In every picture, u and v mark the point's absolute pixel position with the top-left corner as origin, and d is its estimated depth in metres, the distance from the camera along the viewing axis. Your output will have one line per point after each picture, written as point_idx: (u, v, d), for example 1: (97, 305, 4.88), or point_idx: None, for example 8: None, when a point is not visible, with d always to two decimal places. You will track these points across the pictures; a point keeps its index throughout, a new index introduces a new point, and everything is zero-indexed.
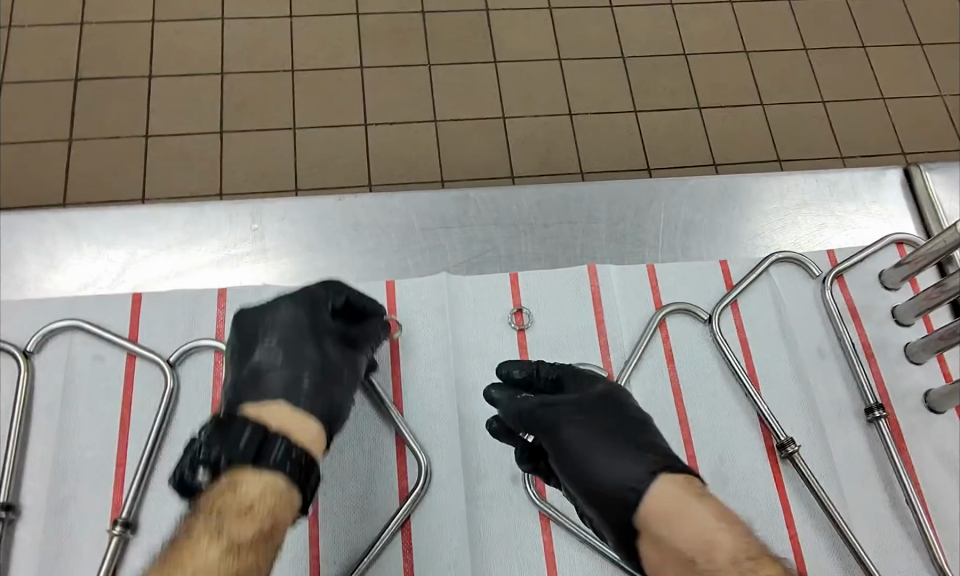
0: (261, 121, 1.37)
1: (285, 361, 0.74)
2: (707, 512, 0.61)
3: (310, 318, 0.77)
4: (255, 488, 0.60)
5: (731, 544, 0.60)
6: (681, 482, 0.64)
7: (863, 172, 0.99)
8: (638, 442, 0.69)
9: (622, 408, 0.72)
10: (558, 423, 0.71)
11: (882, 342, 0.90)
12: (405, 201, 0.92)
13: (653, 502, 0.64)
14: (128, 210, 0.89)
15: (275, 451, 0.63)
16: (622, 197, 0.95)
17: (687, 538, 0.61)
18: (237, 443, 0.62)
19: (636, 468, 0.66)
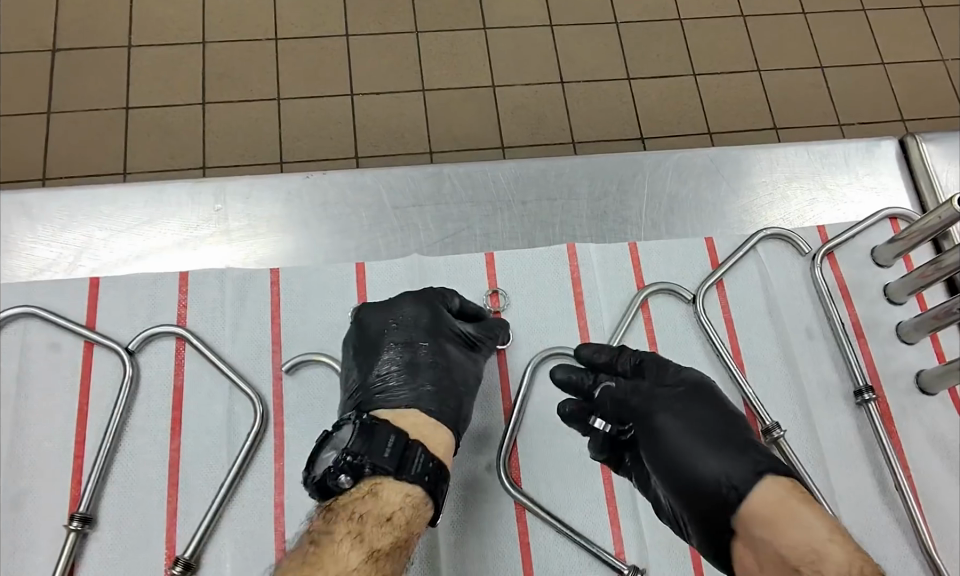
0: (239, 92, 1.32)
1: (441, 356, 0.75)
2: (819, 521, 0.59)
3: (433, 322, 0.77)
4: (396, 498, 0.64)
5: (843, 558, 0.58)
6: (785, 484, 0.62)
7: (855, 144, 0.95)
8: (735, 438, 0.66)
9: (720, 401, 0.70)
10: (658, 414, 0.69)
11: (873, 322, 0.86)
12: (376, 177, 0.88)
13: (757, 503, 0.61)
14: (87, 190, 0.85)
15: (417, 460, 0.66)
16: (603, 171, 0.91)
17: (792, 545, 0.59)
18: (384, 449, 0.65)
19: (740, 466, 0.64)
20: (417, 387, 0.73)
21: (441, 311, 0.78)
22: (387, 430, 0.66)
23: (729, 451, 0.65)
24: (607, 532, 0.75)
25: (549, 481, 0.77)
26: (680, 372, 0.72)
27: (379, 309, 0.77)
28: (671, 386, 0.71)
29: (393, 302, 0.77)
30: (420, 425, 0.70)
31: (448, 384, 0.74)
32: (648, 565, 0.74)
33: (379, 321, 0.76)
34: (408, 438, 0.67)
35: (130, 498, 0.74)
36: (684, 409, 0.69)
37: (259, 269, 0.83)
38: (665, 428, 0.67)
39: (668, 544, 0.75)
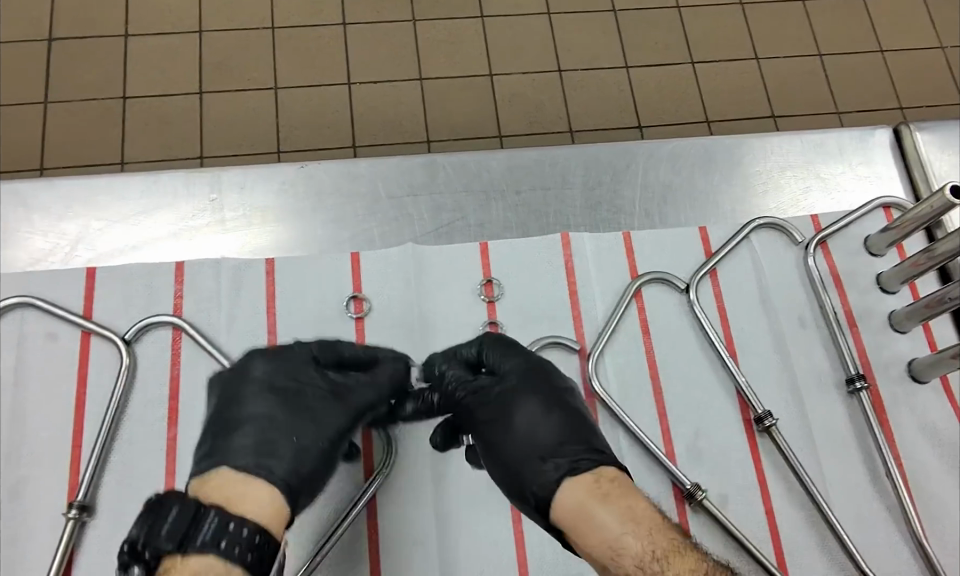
0: (235, 82, 1.32)
1: (302, 413, 0.71)
2: (610, 516, 0.61)
3: (295, 380, 0.73)
4: (243, 520, 0.60)
5: (636, 549, 0.60)
6: (585, 484, 0.65)
7: (850, 133, 0.95)
8: (571, 435, 0.70)
9: (519, 398, 0.73)
10: (477, 424, 0.72)
11: (866, 311, 0.87)
12: (371, 166, 0.88)
13: (564, 507, 0.65)
14: (83, 180, 0.86)
15: (206, 526, 0.58)
16: (597, 160, 0.91)
17: (597, 545, 0.61)
18: (162, 526, 0.57)
19: (574, 459, 0.67)
20: (265, 442, 0.67)
21: (301, 369, 0.74)
22: (165, 500, 0.58)
23: (553, 453, 0.68)
24: None
25: None
26: (509, 368, 0.75)
27: (241, 368, 0.74)
28: (495, 391, 0.73)
29: (249, 360, 0.74)
30: (225, 493, 0.63)
31: (301, 441, 0.69)
32: None
33: (243, 376, 0.73)
34: (194, 509, 0.58)
35: (128, 486, 0.74)
36: (511, 414, 0.72)
37: (254, 259, 0.83)
38: (517, 435, 0.71)
39: None
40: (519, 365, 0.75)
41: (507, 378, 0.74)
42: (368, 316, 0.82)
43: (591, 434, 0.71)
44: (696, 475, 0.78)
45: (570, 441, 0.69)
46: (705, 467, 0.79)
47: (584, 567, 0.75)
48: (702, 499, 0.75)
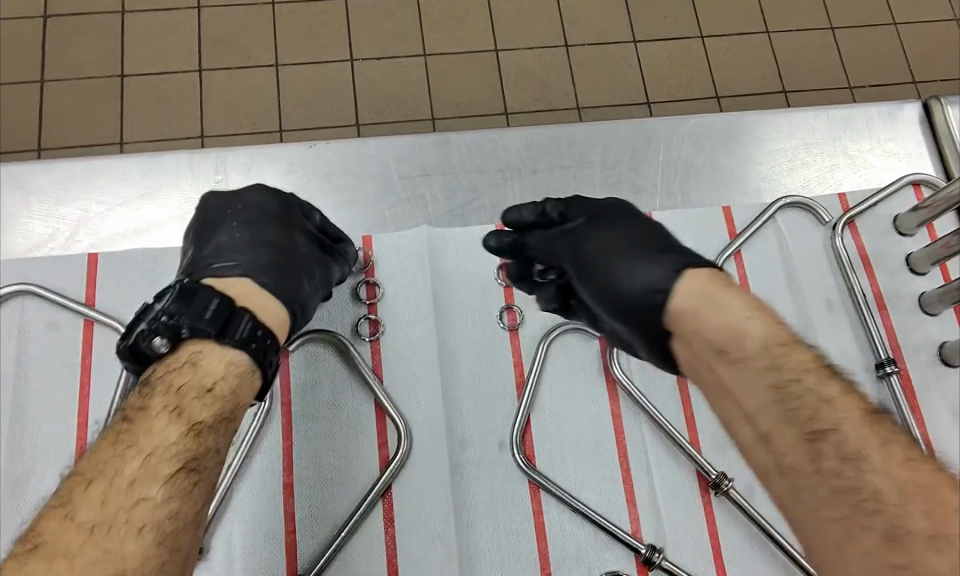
0: (237, 58, 1.28)
1: (285, 238, 0.71)
2: (737, 302, 0.60)
3: (282, 210, 0.73)
4: (217, 366, 0.59)
5: (763, 332, 0.59)
6: (706, 278, 0.63)
7: (878, 108, 0.91)
8: (657, 248, 0.67)
9: (613, 219, 0.71)
10: (582, 240, 0.70)
11: (895, 293, 0.84)
12: (381, 146, 0.85)
13: (681, 299, 0.63)
14: (82, 162, 0.82)
15: (242, 327, 0.61)
16: (616, 138, 0.87)
17: (724, 326, 0.59)
18: (204, 311, 0.60)
19: (663, 269, 0.65)
20: (247, 259, 0.68)
21: (294, 206, 0.75)
22: (210, 290, 0.61)
23: (650, 264, 0.66)
24: (623, 511, 0.74)
25: (564, 459, 0.75)
26: (595, 205, 0.73)
27: (222, 199, 0.73)
28: (579, 224, 0.72)
29: (242, 192, 0.74)
30: (248, 294, 0.65)
31: (283, 264, 0.69)
32: (665, 544, 0.73)
33: (230, 202, 0.73)
34: (231, 304, 0.61)
35: None
36: (603, 233, 0.70)
37: None
38: (591, 255, 0.69)
39: (684, 522, 0.74)
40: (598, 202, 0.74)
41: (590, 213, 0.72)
42: (381, 301, 0.80)
43: (670, 242, 0.68)
44: (720, 463, 0.76)
45: (667, 252, 0.67)
46: (730, 455, 0.77)
47: (607, 559, 0.73)
48: (728, 489, 0.72)
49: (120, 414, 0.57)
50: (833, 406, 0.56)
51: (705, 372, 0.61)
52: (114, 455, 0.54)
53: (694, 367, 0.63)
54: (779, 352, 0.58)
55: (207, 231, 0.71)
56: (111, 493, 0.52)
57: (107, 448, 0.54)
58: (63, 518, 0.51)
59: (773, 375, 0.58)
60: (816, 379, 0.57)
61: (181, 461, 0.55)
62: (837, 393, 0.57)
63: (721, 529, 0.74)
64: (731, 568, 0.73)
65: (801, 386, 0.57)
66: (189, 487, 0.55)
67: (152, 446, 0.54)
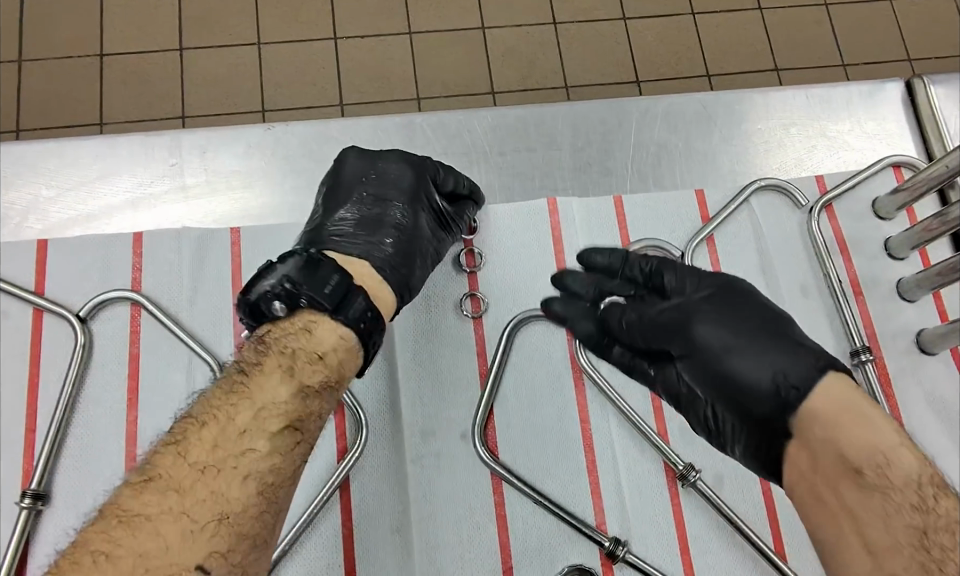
0: (215, 37, 1.24)
1: (415, 218, 0.72)
2: (888, 426, 0.55)
3: (415, 184, 0.73)
4: (329, 340, 0.59)
5: (915, 467, 0.54)
6: (853, 386, 0.57)
7: (859, 87, 0.88)
8: (788, 338, 0.60)
9: (734, 300, 0.63)
10: (689, 321, 0.62)
11: (872, 279, 0.81)
12: (344, 129, 0.82)
13: (818, 401, 0.56)
14: (32, 144, 0.79)
15: (356, 304, 0.61)
16: (587, 119, 0.84)
17: (862, 447, 0.54)
18: (324, 286, 0.60)
19: (798, 364, 0.58)
20: (371, 239, 0.69)
21: (425, 179, 0.74)
22: (332, 266, 0.61)
23: (787, 359, 0.58)
24: (588, 504, 0.72)
25: (527, 450, 0.73)
26: (700, 284, 0.65)
27: (367, 163, 0.74)
28: (693, 302, 0.64)
29: (381, 156, 0.74)
30: (364, 276, 0.66)
31: (411, 243, 0.71)
32: (631, 537, 0.71)
33: (365, 168, 0.74)
34: (351, 281, 0.62)
35: (85, 471, 0.70)
36: (719, 313, 0.62)
37: (218, 228, 0.78)
38: (705, 335, 0.61)
39: (650, 515, 0.72)
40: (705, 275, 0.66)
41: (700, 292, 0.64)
42: None
43: (791, 329, 0.61)
44: (688, 454, 0.75)
45: (809, 344, 0.60)
46: (698, 446, 0.75)
47: (570, 552, 0.71)
48: (695, 480, 0.71)
49: (232, 369, 0.57)
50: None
51: (824, 490, 0.56)
52: (228, 403, 0.55)
53: (809, 482, 0.57)
54: (926, 494, 0.53)
55: (336, 196, 0.72)
56: (222, 438, 0.53)
57: (221, 397, 0.55)
58: (176, 457, 0.52)
59: (919, 516, 0.53)
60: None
61: (291, 418, 0.55)
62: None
63: (688, 522, 0.72)
64: (697, 561, 0.71)
65: (950, 537, 0.52)
66: (293, 444, 0.55)
67: (265, 401, 0.55)
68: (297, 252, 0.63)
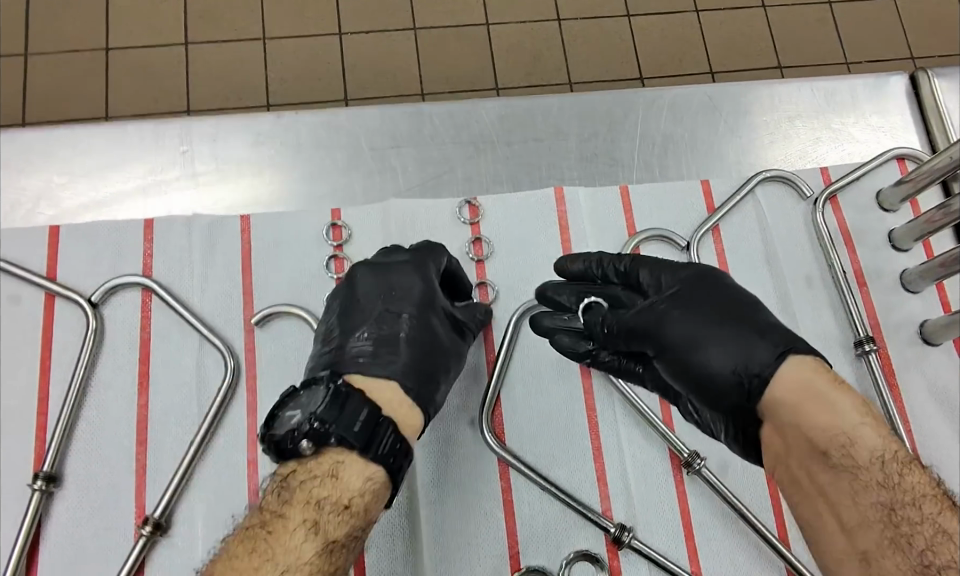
0: (222, 31, 1.25)
1: (424, 341, 0.68)
2: (851, 406, 0.57)
3: (425, 290, 0.70)
4: (356, 483, 0.57)
5: (877, 442, 0.57)
6: (812, 366, 0.58)
7: (864, 79, 0.89)
8: (749, 322, 0.62)
9: (713, 296, 0.64)
10: (654, 322, 0.64)
11: (876, 270, 0.82)
12: (353, 118, 0.83)
13: (781, 386, 0.58)
14: (44, 131, 0.80)
15: (385, 441, 0.58)
16: (594, 110, 0.85)
17: (828, 430, 0.57)
18: (353, 423, 0.58)
19: (760, 353, 0.59)
20: (391, 355, 0.65)
21: (434, 282, 0.71)
22: (360, 402, 0.59)
23: (749, 347, 0.60)
24: (593, 490, 0.73)
25: (533, 437, 0.74)
26: (674, 277, 0.67)
27: (377, 276, 0.70)
28: (665, 297, 0.65)
29: (391, 267, 0.71)
30: (390, 401, 0.63)
31: (423, 353, 0.67)
32: (636, 523, 0.72)
33: (379, 287, 0.70)
34: (379, 414, 0.59)
35: (96, 455, 0.71)
36: (687, 311, 0.63)
37: (228, 216, 0.79)
38: (674, 337, 0.63)
39: (655, 501, 0.73)
40: (682, 271, 0.67)
41: (675, 285, 0.66)
42: None
43: (759, 316, 0.62)
44: (693, 442, 0.75)
45: (787, 336, 0.60)
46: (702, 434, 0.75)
47: (575, 538, 0.71)
48: (700, 467, 0.71)
49: (260, 515, 0.57)
50: (951, 538, 0.55)
51: (797, 470, 0.59)
52: (251, 566, 0.54)
53: (783, 460, 0.60)
54: (894, 472, 0.57)
55: (350, 317, 0.68)
56: None
57: (242, 559, 0.54)
58: None
59: (888, 494, 0.56)
60: (933, 508, 0.56)
61: None
62: (957, 526, 0.55)
63: (692, 509, 0.73)
64: (702, 548, 0.72)
65: (918, 512, 0.56)
66: None
67: (288, 562, 0.54)
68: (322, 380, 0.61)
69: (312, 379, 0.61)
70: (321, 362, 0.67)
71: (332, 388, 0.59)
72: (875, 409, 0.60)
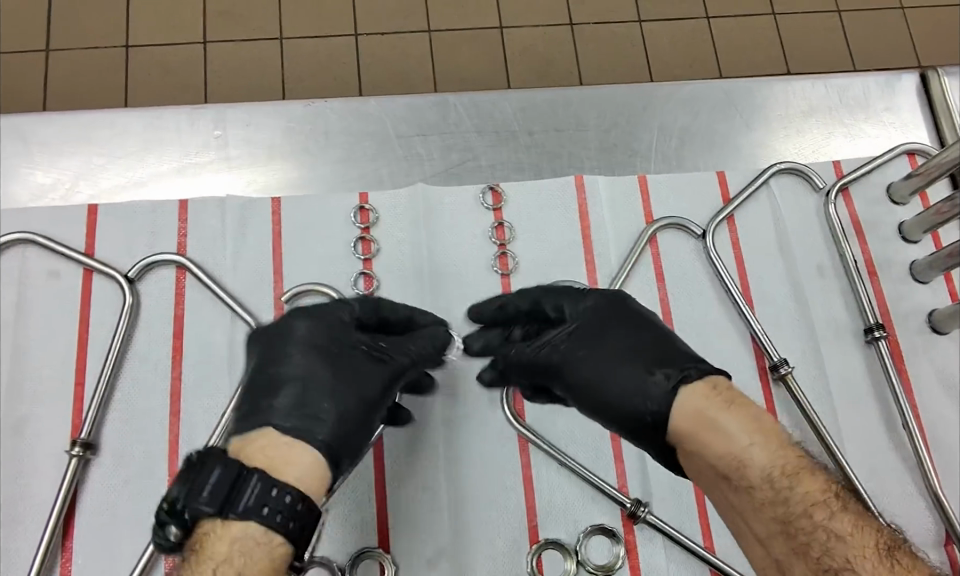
0: (243, 28, 1.27)
1: (343, 385, 0.64)
2: (739, 426, 0.58)
3: (327, 337, 0.66)
4: (222, 550, 0.53)
5: (765, 460, 0.57)
6: (703, 391, 0.60)
7: (876, 77, 0.91)
8: (645, 358, 0.63)
9: (618, 322, 0.66)
10: (554, 363, 0.66)
11: (887, 260, 0.85)
12: (380, 106, 0.86)
13: (680, 420, 0.60)
14: (83, 115, 0.83)
15: (248, 494, 0.54)
16: (613, 103, 0.88)
17: (723, 454, 0.58)
18: (201, 491, 0.53)
19: (652, 388, 0.61)
20: (310, 409, 0.61)
21: (345, 325, 0.68)
22: (210, 463, 0.54)
23: (645, 370, 0.62)
24: (610, 467, 0.75)
25: (553, 414, 0.77)
26: (575, 309, 0.69)
27: (272, 336, 0.66)
28: (563, 333, 0.67)
29: (285, 322, 0.67)
30: (269, 451, 0.58)
31: (342, 400, 0.63)
32: (651, 499, 0.74)
33: (285, 314, 0.67)
34: (235, 467, 0.54)
35: (131, 425, 0.73)
36: (590, 352, 0.65)
37: (260, 198, 0.81)
38: (578, 378, 0.65)
39: (670, 479, 0.75)
40: (589, 299, 0.69)
41: (583, 313, 0.68)
42: (376, 258, 0.80)
43: (654, 347, 0.64)
44: None
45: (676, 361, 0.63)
46: None
47: (593, 513, 0.74)
48: None
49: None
50: (844, 543, 0.55)
51: (714, 490, 0.61)
52: None
53: (705, 483, 0.61)
54: (784, 486, 0.57)
55: (263, 346, 0.66)
56: None
57: None
58: None
59: (781, 508, 0.57)
60: (827, 514, 0.56)
61: None
62: (851, 529, 0.55)
63: None
64: (715, 524, 0.74)
65: (810, 521, 0.56)
66: None
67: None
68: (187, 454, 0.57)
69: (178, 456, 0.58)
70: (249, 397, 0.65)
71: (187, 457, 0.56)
72: (769, 423, 0.59)
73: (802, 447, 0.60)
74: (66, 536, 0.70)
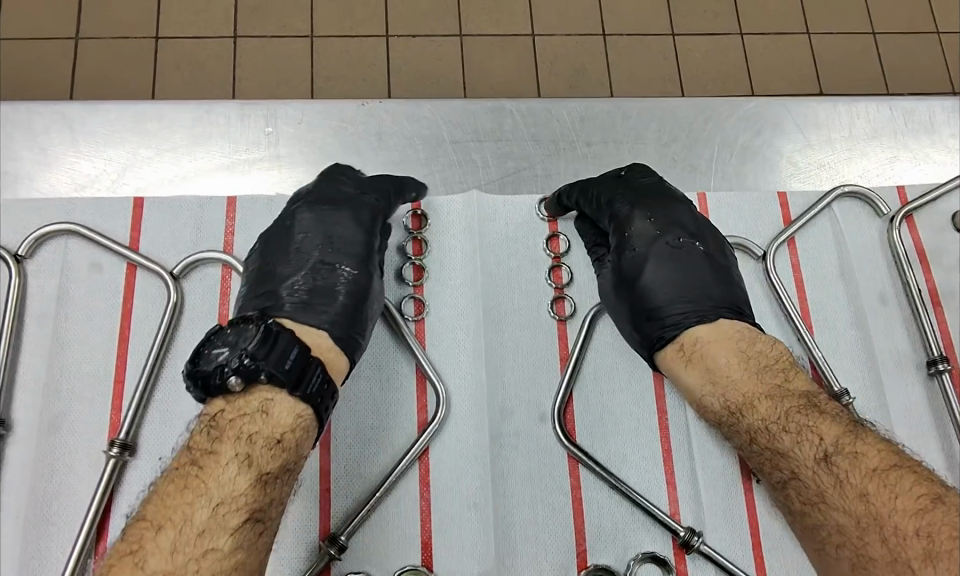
0: (273, 23, 1.25)
1: (353, 302, 0.67)
2: (693, 380, 0.66)
3: (366, 244, 0.71)
4: (287, 418, 0.57)
5: (714, 405, 0.65)
6: (672, 351, 0.68)
7: (942, 102, 0.89)
8: (674, 293, 0.69)
9: (649, 251, 0.72)
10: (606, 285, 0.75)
11: (951, 291, 0.82)
12: (435, 110, 0.84)
13: (662, 360, 0.69)
14: (132, 105, 0.81)
15: (314, 378, 0.59)
16: (674, 116, 0.86)
17: (691, 401, 0.67)
18: (283, 361, 0.58)
19: (647, 336, 0.69)
20: (324, 305, 0.66)
21: (375, 241, 0.72)
22: (291, 339, 0.59)
23: (658, 314, 0.69)
24: (662, 492, 0.72)
25: (605, 435, 0.74)
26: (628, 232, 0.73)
27: (318, 216, 0.71)
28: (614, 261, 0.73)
29: (336, 215, 0.71)
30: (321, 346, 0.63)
31: (351, 311, 0.67)
32: (704, 528, 0.71)
33: (319, 235, 0.70)
34: (308, 354, 0.60)
35: (172, 426, 0.71)
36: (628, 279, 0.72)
37: None
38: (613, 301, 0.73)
39: (724, 509, 0.72)
40: (634, 229, 0.73)
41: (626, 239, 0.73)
42: (426, 266, 0.78)
43: (680, 281, 0.70)
44: None
45: (692, 305, 0.68)
46: None
47: (644, 540, 0.71)
48: None
49: (191, 453, 0.56)
50: (787, 457, 0.60)
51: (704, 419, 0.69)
52: (184, 501, 0.53)
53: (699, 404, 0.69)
54: (732, 421, 0.64)
55: (287, 259, 0.68)
56: (181, 541, 0.51)
57: (175, 496, 0.53)
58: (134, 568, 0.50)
59: (738, 437, 0.64)
60: (768, 436, 0.61)
61: (251, 512, 0.54)
62: (791, 444, 0.60)
63: (761, 519, 0.72)
64: (770, 558, 0.71)
65: (758, 444, 0.62)
66: (255, 536, 0.54)
67: (221, 494, 0.53)
68: (253, 318, 0.60)
69: (244, 317, 0.60)
70: (251, 302, 0.66)
71: (263, 324, 0.59)
72: (724, 362, 0.64)
73: (761, 369, 0.64)
74: (99, 540, 0.67)
